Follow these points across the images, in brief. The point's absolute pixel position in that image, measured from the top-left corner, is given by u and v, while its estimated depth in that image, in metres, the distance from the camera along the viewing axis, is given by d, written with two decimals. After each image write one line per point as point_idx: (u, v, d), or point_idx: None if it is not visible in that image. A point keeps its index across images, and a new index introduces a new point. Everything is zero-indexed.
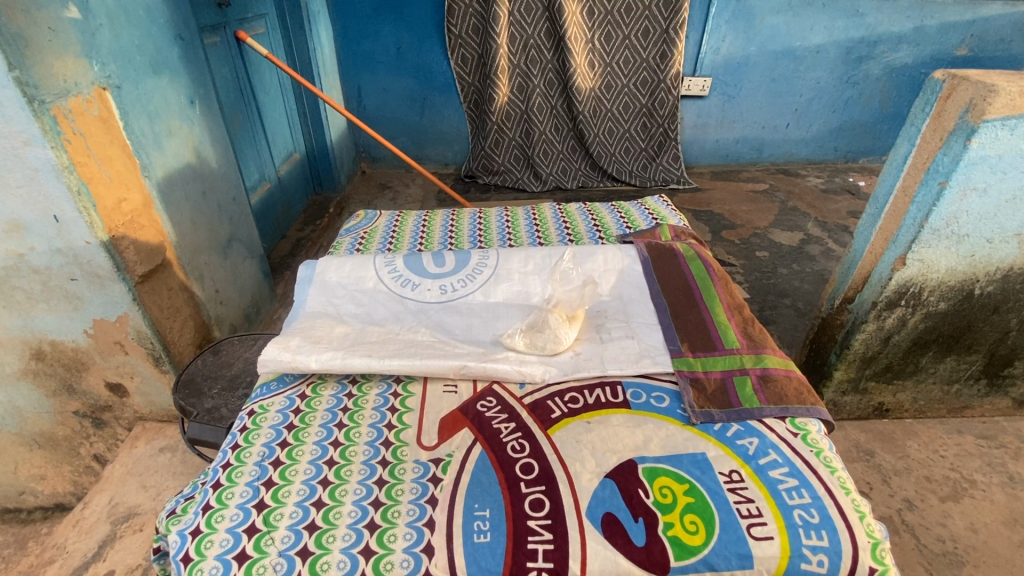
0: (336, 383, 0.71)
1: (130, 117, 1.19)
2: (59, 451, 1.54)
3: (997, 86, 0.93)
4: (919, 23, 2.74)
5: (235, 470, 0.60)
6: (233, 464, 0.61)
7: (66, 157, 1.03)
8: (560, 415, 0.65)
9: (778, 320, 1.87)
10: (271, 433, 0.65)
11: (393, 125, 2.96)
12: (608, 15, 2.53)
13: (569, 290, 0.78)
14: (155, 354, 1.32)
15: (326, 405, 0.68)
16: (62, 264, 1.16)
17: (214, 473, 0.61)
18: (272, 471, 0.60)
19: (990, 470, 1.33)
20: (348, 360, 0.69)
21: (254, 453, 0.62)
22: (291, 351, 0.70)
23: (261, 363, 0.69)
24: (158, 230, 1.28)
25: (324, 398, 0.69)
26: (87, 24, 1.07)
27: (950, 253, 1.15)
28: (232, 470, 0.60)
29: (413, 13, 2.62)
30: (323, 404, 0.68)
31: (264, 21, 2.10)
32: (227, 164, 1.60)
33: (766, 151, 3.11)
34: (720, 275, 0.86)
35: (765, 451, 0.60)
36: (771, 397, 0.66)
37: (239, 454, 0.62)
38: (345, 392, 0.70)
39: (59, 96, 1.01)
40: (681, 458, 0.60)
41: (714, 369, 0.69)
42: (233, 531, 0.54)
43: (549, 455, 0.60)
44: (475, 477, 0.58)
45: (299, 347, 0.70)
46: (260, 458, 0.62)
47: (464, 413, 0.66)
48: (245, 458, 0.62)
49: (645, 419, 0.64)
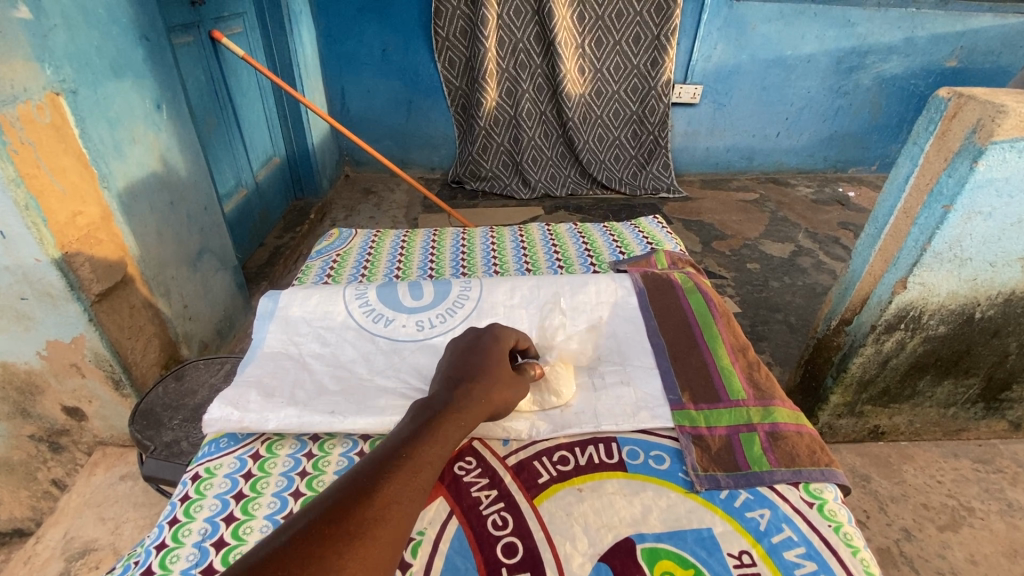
0: (295, 441, 0.64)
1: (87, 124, 1.11)
2: (13, 476, 1.44)
3: (1006, 107, 0.89)
4: (910, 33, 2.73)
5: (169, 554, 0.53)
6: (168, 546, 0.54)
7: (12, 169, 0.95)
8: (547, 480, 0.59)
9: (770, 336, 1.84)
10: (215, 505, 0.57)
11: (378, 129, 2.87)
12: (599, 20, 2.48)
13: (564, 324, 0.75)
14: (115, 377, 1.23)
15: (281, 468, 0.61)
16: (11, 283, 1.07)
17: (145, 556, 0.53)
18: (212, 556, 0.52)
19: (988, 496, 1.30)
20: (307, 418, 0.62)
21: (194, 531, 0.55)
22: (242, 409, 0.62)
23: (205, 422, 0.62)
24: (117, 245, 1.19)
25: (280, 459, 0.62)
26: (39, 24, 0.99)
27: (951, 277, 1.11)
28: (166, 553, 0.53)
29: (399, 14, 2.54)
30: (278, 466, 0.61)
31: (241, 20, 2.01)
32: (197, 171, 1.51)
33: (756, 159, 3.09)
34: (723, 312, 0.80)
35: (778, 527, 0.54)
36: (781, 458, 0.60)
37: (176, 533, 0.55)
38: (304, 451, 0.63)
39: (4, 102, 0.92)
40: (684, 536, 0.53)
41: (717, 426, 0.64)
42: None
43: (535, 533, 0.54)
44: (450, 563, 0.51)
45: (251, 405, 0.63)
46: (199, 538, 0.54)
47: (439, 477, 0.58)
48: (183, 538, 0.54)
49: (643, 485, 0.58)
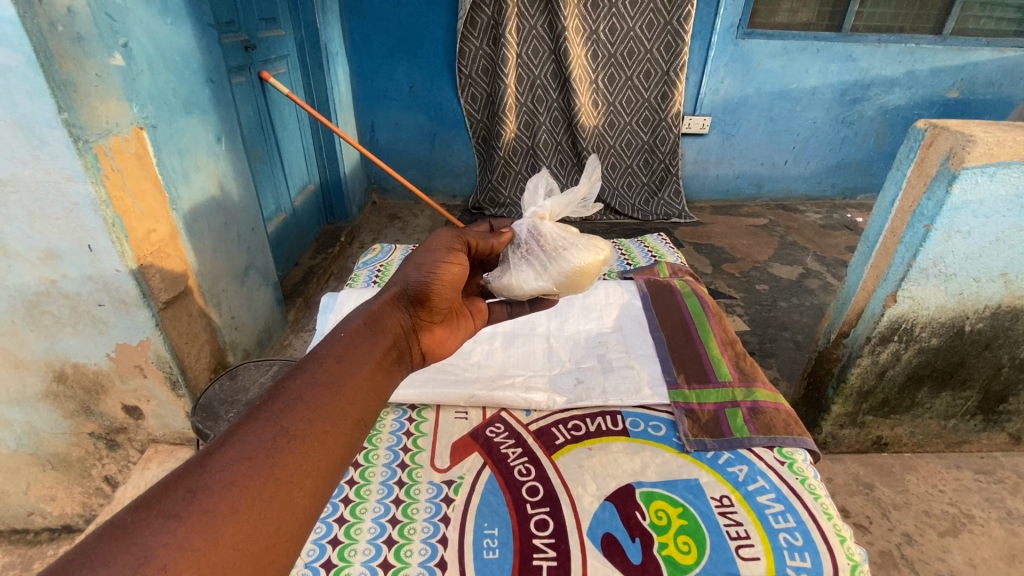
0: (396, 409, 0.89)
1: (162, 153, 1.27)
2: (70, 472, 1.57)
3: (974, 137, 1.00)
4: (911, 67, 2.86)
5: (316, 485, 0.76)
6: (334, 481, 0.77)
7: (104, 192, 1.10)
8: (563, 441, 0.82)
9: (777, 352, 1.92)
10: None
11: (404, 159, 3.06)
12: (610, 58, 2.68)
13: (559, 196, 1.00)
14: (172, 378, 1.37)
15: (390, 429, 0.85)
16: (92, 291, 1.21)
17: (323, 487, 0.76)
18: (347, 490, 0.75)
19: (988, 505, 1.35)
20: (401, 391, 0.89)
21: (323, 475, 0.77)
22: None
23: None
24: (181, 259, 1.35)
25: (387, 422, 0.87)
26: (129, 70, 1.16)
27: (939, 291, 1.20)
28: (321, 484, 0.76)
29: (426, 54, 2.75)
30: (386, 427, 0.86)
31: (285, 62, 2.23)
32: (247, 196, 1.68)
33: (765, 186, 3.20)
34: (714, 312, 1.07)
35: (754, 478, 0.76)
36: (760, 427, 0.83)
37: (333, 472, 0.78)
38: (405, 416, 0.88)
39: (101, 136, 1.08)
40: (676, 484, 0.75)
41: (707, 402, 0.87)
42: (311, 565, 0.65)
43: (553, 479, 0.76)
44: (484, 498, 0.73)
45: None
46: None
47: (473, 438, 0.83)
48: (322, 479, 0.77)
49: (643, 446, 0.81)
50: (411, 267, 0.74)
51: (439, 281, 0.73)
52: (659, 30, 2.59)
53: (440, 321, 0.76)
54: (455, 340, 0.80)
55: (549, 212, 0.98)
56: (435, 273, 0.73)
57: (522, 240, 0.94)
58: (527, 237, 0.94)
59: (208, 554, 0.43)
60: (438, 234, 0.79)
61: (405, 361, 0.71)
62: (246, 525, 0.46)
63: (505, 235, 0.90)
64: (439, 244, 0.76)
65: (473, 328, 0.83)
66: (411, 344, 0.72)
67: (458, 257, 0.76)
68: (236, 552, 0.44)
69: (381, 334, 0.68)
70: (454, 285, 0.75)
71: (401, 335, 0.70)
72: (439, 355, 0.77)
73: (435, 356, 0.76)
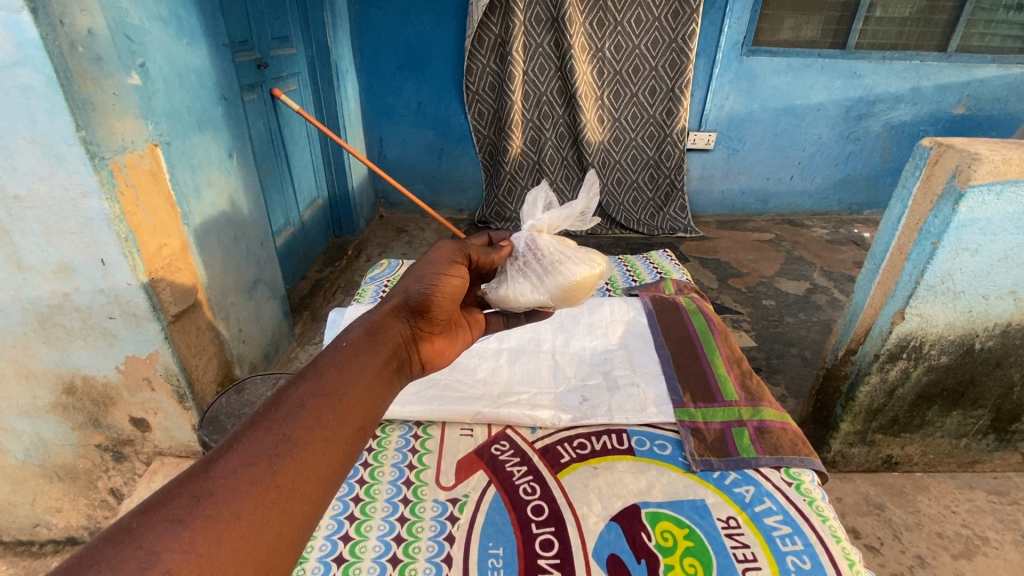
0: (402, 425, 0.89)
1: (175, 170, 1.30)
2: (77, 483, 1.57)
3: (980, 155, 1.00)
4: (916, 83, 2.87)
5: None
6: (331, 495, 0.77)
7: (118, 207, 1.12)
8: (568, 460, 0.82)
9: (785, 369, 1.90)
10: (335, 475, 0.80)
11: (411, 173, 3.10)
12: (616, 74, 2.71)
13: (556, 209, 1.01)
14: (180, 392, 1.38)
15: (395, 444, 0.86)
16: (103, 304, 1.22)
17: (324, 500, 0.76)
18: (352, 507, 0.75)
19: (1003, 527, 1.33)
20: (405, 406, 0.90)
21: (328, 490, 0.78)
22: None
23: None
24: (191, 273, 1.36)
25: (393, 437, 0.87)
26: (145, 89, 1.19)
27: (947, 308, 1.19)
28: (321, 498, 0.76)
29: (434, 71, 2.80)
30: (392, 443, 0.86)
31: (296, 79, 2.27)
32: (257, 210, 1.70)
33: (771, 202, 3.21)
34: (720, 329, 1.07)
35: (760, 499, 0.75)
36: (766, 447, 0.82)
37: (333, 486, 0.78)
38: (410, 433, 0.88)
39: (116, 153, 1.10)
40: (682, 505, 0.74)
41: (713, 421, 0.87)
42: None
43: (557, 499, 0.75)
44: (490, 518, 0.73)
45: None
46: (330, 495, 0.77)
47: (479, 456, 0.83)
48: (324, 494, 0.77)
49: (649, 465, 0.81)
50: (414, 280, 0.75)
51: (439, 294, 0.74)
52: (663, 48, 2.62)
53: (440, 332, 0.77)
54: (454, 350, 0.80)
55: (548, 225, 0.99)
56: (437, 286, 0.74)
57: (519, 253, 0.94)
58: (524, 250, 0.94)
59: (210, 559, 0.43)
60: (442, 247, 0.80)
61: (405, 371, 0.71)
62: (247, 530, 0.46)
63: (503, 249, 0.91)
64: (443, 258, 0.77)
65: (470, 338, 0.84)
66: (411, 354, 0.72)
67: (459, 270, 0.77)
68: (237, 557, 0.45)
69: (380, 344, 0.68)
70: (455, 298, 0.76)
71: (401, 345, 0.71)
72: (438, 365, 0.77)
73: (435, 366, 0.76)
